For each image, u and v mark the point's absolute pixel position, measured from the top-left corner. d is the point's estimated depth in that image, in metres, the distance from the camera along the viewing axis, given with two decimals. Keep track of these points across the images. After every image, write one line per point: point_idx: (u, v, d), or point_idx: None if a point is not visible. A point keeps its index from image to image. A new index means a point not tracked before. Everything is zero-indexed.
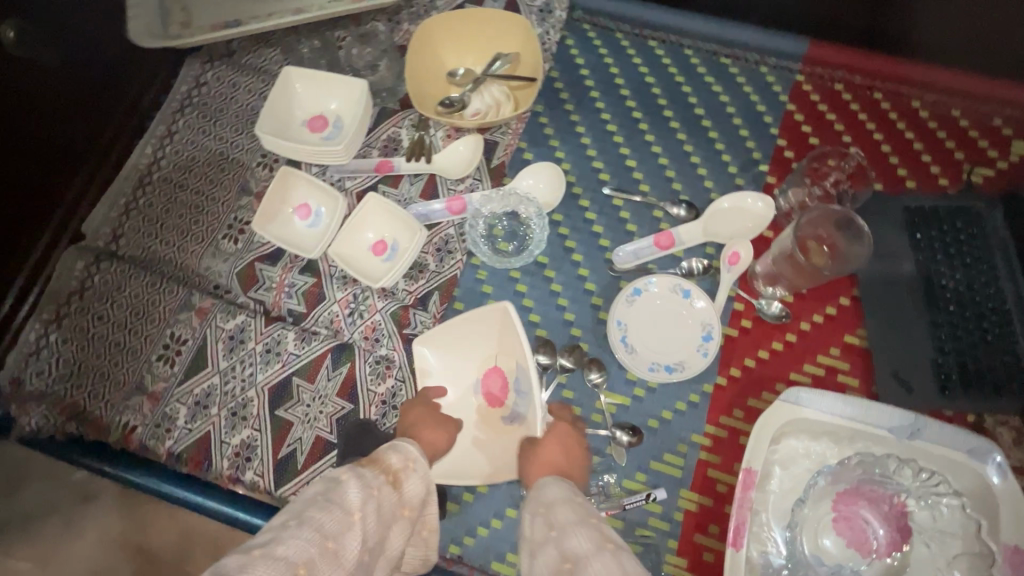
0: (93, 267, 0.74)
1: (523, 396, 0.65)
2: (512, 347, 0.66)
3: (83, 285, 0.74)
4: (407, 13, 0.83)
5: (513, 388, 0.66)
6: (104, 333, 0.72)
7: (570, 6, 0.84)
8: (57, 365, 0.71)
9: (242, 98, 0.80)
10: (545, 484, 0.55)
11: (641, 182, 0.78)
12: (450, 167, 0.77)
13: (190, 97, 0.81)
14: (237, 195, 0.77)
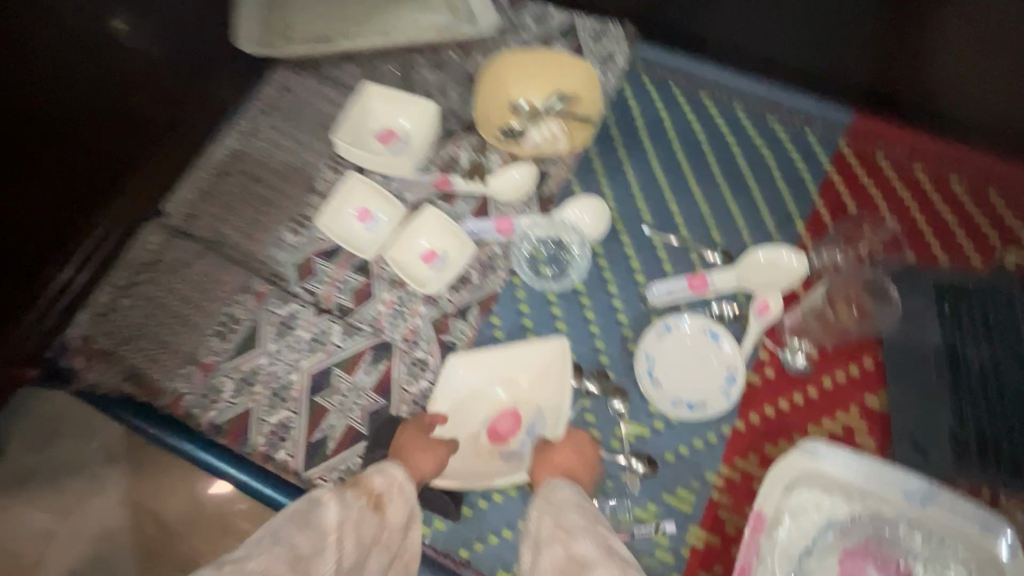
0: (168, 242, 0.81)
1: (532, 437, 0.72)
2: (545, 391, 0.73)
3: (156, 258, 0.80)
4: (478, 45, 0.90)
5: (525, 429, 0.72)
6: (168, 304, 0.78)
7: (631, 54, 0.90)
8: (122, 328, 0.77)
9: (319, 105, 0.87)
10: (557, 485, 0.60)
11: (680, 226, 0.82)
12: (502, 189, 0.82)
13: (272, 97, 0.88)
14: (304, 192, 0.83)
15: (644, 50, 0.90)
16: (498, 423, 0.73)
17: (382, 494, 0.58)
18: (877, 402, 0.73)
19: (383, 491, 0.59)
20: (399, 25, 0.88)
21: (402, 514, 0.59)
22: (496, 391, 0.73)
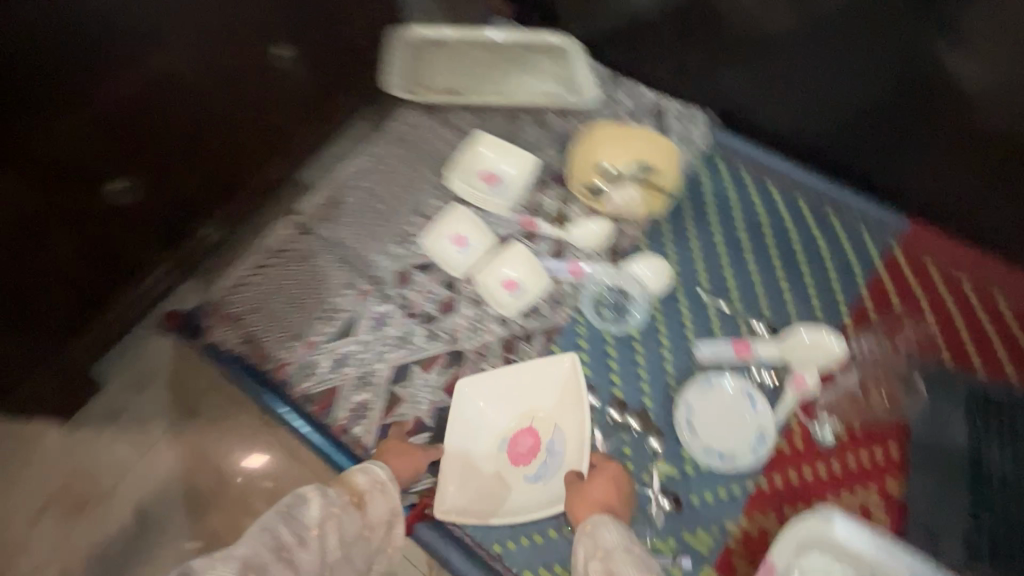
0: (295, 235, 0.96)
1: (557, 455, 0.82)
2: (561, 408, 0.84)
3: (283, 246, 0.95)
4: (577, 112, 1.04)
5: (546, 447, 0.83)
6: (287, 286, 0.93)
7: (710, 138, 1.01)
8: (247, 299, 0.92)
9: (437, 143, 1.03)
10: (598, 524, 0.69)
11: (732, 295, 0.91)
12: (579, 237, 0.94)
13: (399, 131, 1.04)
14: (411, 213, 0.98)
15: (723, 136, 1.01)
16: (516, 448, 0.83)
17: (361, 492, 0.71)
18: (896, 487, 0.78)
19: (364, 488, 0.72)
20: (518, 88, 1.04)
21: (382, 512, 0.72)
22: (513, 413, 0.84)
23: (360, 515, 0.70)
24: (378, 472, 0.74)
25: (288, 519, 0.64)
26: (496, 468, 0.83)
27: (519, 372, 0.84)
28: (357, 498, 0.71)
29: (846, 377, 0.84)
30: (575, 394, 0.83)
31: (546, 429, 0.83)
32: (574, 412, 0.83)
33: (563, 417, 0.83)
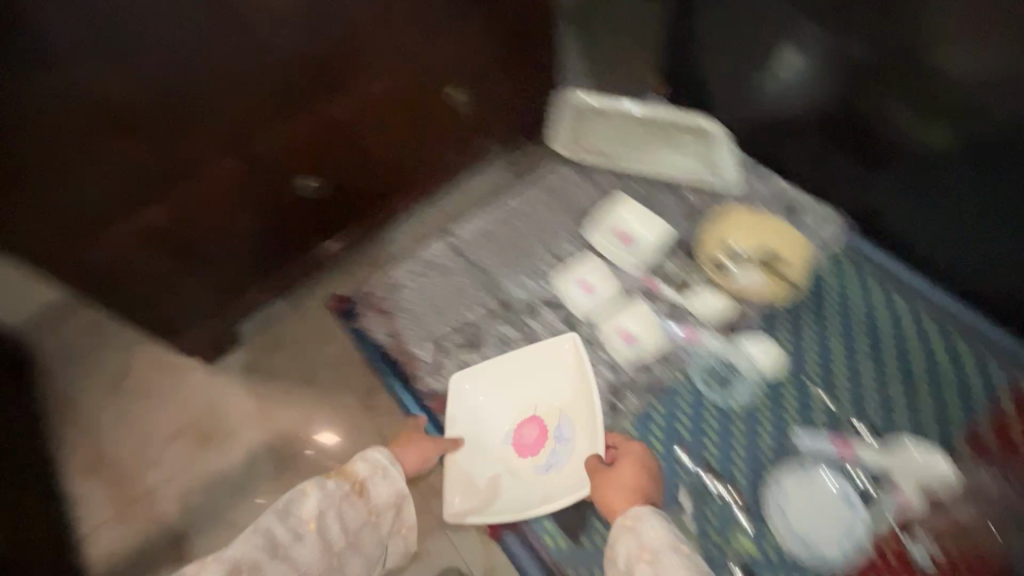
0: (445, 252, 1.11)
1: (564, 439, 0.96)
2: (558, 388, 0.98)
3: (433, 260, 1.11)
4: (712, 190, 1.13)
5: (552, 433, 0.97)
6: (430, 295, 1.08)
7: (842, 239, 1.05)
8: (396, 298, 1.08)
9: (579, 194, 1.14)
10: (639, 519, 0.77)
11: (841, 393, 0.93)
12: (698, 306, 1.01)
13: (548, 178, 1.17)
14: (546, 252, 1.10)
15: (855, 240, 1.05)
16: (521, 440, 0.99)
17: (361, 482, 0.86)
18: None
19: (365, 475, 0.86)
20: (664, 163, 1.14)
21: (383, 494, 0.86)
22: (515, 403, 1.00)
23: (362, 500, 0.85)
24: (380, 460, 0.88)
25: (283, 517, 0.80)
26: (502, 459, 0.98)
27: (517, 356, 0.99)
28: (356, 488, 0.85)
29: (955, 506, 0.84)
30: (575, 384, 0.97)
31: (551, 415, 0.98)
32: (584, 390, 0.96)
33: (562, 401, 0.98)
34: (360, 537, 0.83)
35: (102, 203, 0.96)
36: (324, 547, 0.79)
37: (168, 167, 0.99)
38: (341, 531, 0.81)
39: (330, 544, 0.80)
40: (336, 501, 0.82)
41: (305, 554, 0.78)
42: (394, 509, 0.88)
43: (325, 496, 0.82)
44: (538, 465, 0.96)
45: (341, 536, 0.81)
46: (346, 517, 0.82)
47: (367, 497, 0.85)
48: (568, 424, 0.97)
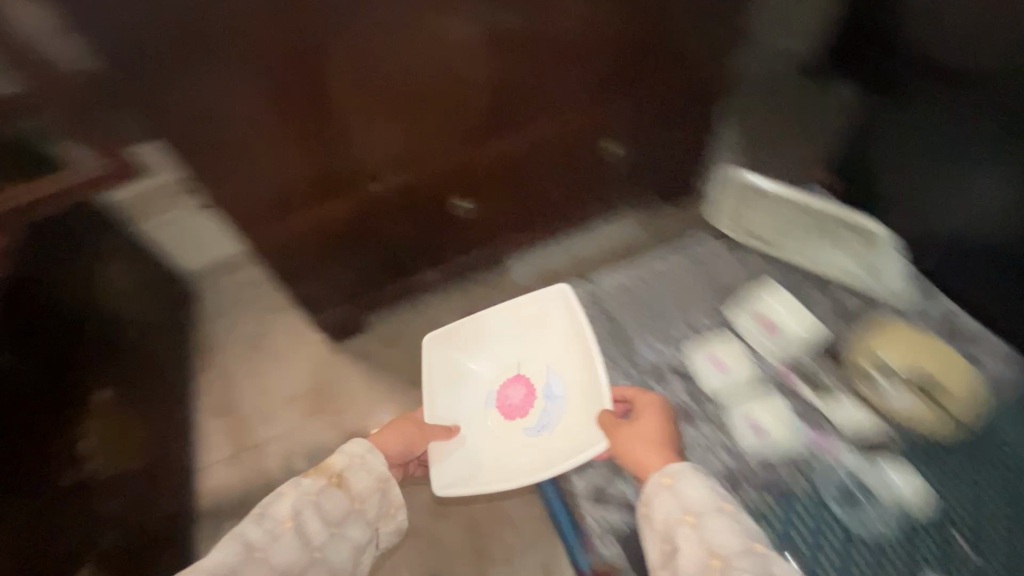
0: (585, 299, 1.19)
1: (554, 401, 1.16)
2: (549, 351, 1.19)
3: (571, 304, 1.19)
4: (871, 296, 1.12)
5: (540, 395, 1.18)
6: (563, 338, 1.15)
7: (1014, 390, 1.02)
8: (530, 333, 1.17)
9: (719, 273, 1.18)
10: (677, 480, 0.84)
11: (987, 548, 0.92)
12: (837, 416, 1.03)
13: (693, 248, 1.21)
14: (680, 322, 1.14)
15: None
16: (508, 402, 1.21)
17: (339, 473, 0.93)
18: None
19: (339, 469, 0.93)
20: (821, 258, 1.15)
21: (359, 484, 0.94)
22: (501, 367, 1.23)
23: (336, 492, 0.91)
24: (359, 449, 0.97)
25: (259, 519, 0.84)
26: (491, 421, 1.19)
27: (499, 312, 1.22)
28: (329, 482, 0.91)
29: None
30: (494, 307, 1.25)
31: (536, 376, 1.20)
32: (578, 349, 1.16)
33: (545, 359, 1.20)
34: (337, 526, 0.89)
35: (281, 182, 1.15)
36: (301, 542, 0.84)
37: (336, 158, 1.17)
38: (319, 523, 0.87)
39: (307, 539, 0.85)
40: (310, 496, 0.88)
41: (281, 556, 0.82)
42: (374, 498, 0.95)
43: (299, 494, 0.87)
44: (527, 423, 1.17)
45: (320, 526, 0.87)
46: (322, 507, 0.88)
47: (341, 491, 0.91)
48: (555, 383, 1.18)
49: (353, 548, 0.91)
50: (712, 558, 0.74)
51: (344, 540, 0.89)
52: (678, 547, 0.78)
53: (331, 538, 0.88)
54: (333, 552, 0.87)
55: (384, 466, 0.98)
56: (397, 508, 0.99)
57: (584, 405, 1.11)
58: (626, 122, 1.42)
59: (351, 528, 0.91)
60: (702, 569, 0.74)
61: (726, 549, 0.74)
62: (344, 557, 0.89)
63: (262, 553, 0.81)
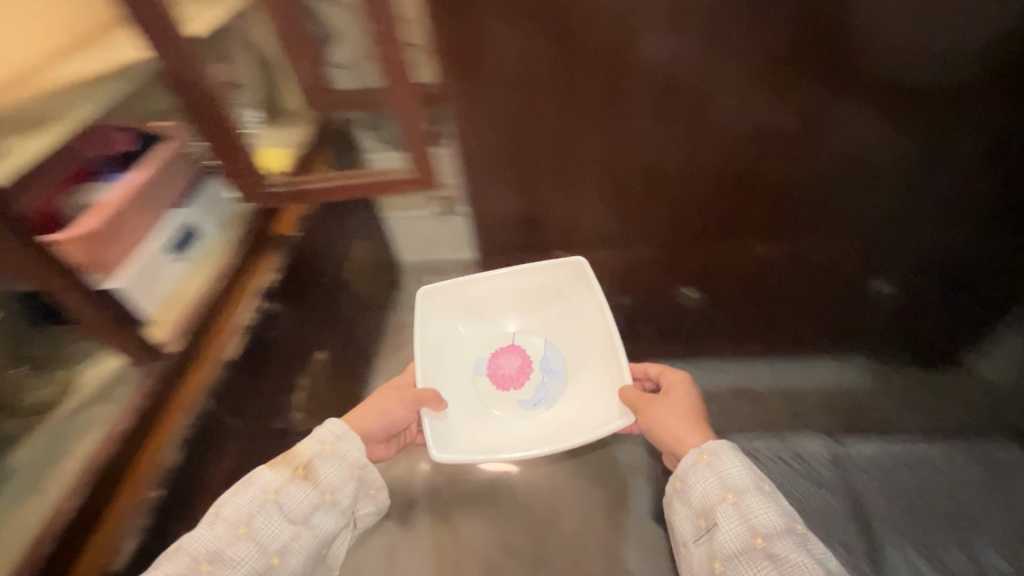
0: (834, 460, 1.20)
1: (554, 373, 1.15)
2: (552, 326, 1.20)
3: (823, 457, 1.21)
4: None
5: (538, 366, 1.16)
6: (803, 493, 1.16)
7: None
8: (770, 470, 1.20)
9: (990, 501, 1.13)
10: (716, 458, 0.84)
11: None
12: None
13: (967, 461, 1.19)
14: (941, 537, 1.09)
15: None
16: (500, 371, 1.16)
17: (307, 465, 0.84)
18: None
19: (304, 462, 0.84)
20: None
21: (329, 478, 0.85)
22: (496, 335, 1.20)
23: (303, 486, 0.82)
24: (328, 436, 0.87)
25: (212, 521, 0.75)
26: (481, 389, 1.14)
27: (512, 279, 1.19)
28: (295, 476, 0.82)
29: None
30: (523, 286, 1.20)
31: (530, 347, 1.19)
32: (588, 326, 1.16)
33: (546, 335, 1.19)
34: (305, 522, 0.81)
35: (520, 189, 1.18)
36: (264, 547, 0.76)
37: (578, 185, 1.16)
38: (285, 528, 0.79)
39: (274, 541, 0.77)
40: (272, 497, 0.79)
41: (234, 567, 0.73)
42: (345, 486, 0.88)
43: (258, 493, 0.78)
44: (523, 394, 1.14)
45: (287, 527, 0.79)
46: (285, 503, 0.80)
47: (309, 487, 0.83)
48: (553, 355, 1.17)
49: (323, 542, 0.84)
50: (755, 538, 0.75)
51: (313, 535, 0.82)
52: (717, 525, 0.79)
53: (299, 539, 0.80)
54: (300, 549, 0.80)
55: (357, 457, 0.89)
56: (373, 488, 0.94)
57: (592, 382, 1.11)
58: (906, 259, 1.22)
59: (322, 517, 0.84)
60: (745, 547, 0.75)
61: (766, 526, 0.75)
62: (313, 552, 0.82)
63: (217, 563, 0.72)
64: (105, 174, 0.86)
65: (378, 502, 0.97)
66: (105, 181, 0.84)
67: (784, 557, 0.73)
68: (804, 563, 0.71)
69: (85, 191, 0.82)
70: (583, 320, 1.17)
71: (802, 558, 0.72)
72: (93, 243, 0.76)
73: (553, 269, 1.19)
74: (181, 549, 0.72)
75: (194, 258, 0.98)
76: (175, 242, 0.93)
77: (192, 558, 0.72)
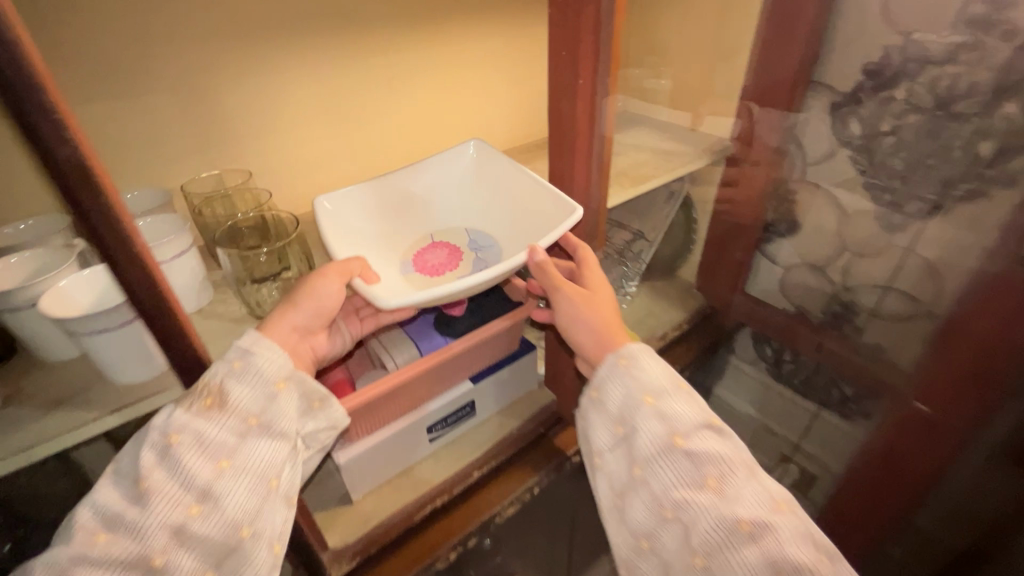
0: None
1: (490, 244, 0.67)
2: (477, 202, 0.71)
3: None
4: None
5: (469, 248, 0.68)
6: None
7: None
8: None
9: None
10: (639, 360, 0.57)
11: None
12: None
13: None
14: None
15: None
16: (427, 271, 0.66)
17: (217, 391, 0.47)
18: None
19: (212, 389, 0.47)
20: None
21: (247, 404, 0.48)
22: (408, 231, 0.69)
23: (216, 423, 0.47)
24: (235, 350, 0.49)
25: (104, 491, 0.45)
26: (411, 286, 0.63)
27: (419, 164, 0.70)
28: (200, 409, 0.46)
29: None
30: (433, 179, 0.71)
31: (458, 234, 0.70)
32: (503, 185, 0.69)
33: (470, 213, 0.71)
34: (233, 459, 0.47)
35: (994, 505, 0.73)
36: (173, 506, 0.45)
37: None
38: (193, 483, 0.45)
39: (185, 494, 0.45)
40: (170, 444, 0.45)
41: (132, 553, 0.43)
42: (281, 406, 0.50)
43: (154, 437, 0.46)
44: (471, 271, 0.65)
45: (201, 478, 0.46)
46: (199, 446, 0.46)
47: (222, 421, 0.47)
48: (480, 232, 0.69)
49: (269, 487, 0.49)
50: (675, 442, 0.52)
51: (247, 479, 0.48)
52: (641, 443, 0.54)
53: (231, 491, 0.47)
54: (235, 504, 0.47)
55: (280, 365, 0.50)
56: (319, 400, 0.54)
57: (532, 233, 0.63)
58: None
59: (255, 455, 0.48)
60: (662, 450, 0.52)
61: (690, 425, 0.53)
62: (256, 509, 0.47)
63: (109, 550, 0.43)
64: (426, 324, 0.68)
65: (332, 414, 0.54)
66: (417, 339, 0.66)
67: (704, 457, 0.52)
68: (734, 467, 0.52)
69: (394, 339, 0.67)
70: (503, 197, 0.68)
71: (731, 459, 0.52)
72: (349, 414, 0.60)
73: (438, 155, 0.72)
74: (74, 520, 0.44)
75: (447, 440, 0.75)
76: (441, 418, 0.72)
77: (75, 549, 0.43)
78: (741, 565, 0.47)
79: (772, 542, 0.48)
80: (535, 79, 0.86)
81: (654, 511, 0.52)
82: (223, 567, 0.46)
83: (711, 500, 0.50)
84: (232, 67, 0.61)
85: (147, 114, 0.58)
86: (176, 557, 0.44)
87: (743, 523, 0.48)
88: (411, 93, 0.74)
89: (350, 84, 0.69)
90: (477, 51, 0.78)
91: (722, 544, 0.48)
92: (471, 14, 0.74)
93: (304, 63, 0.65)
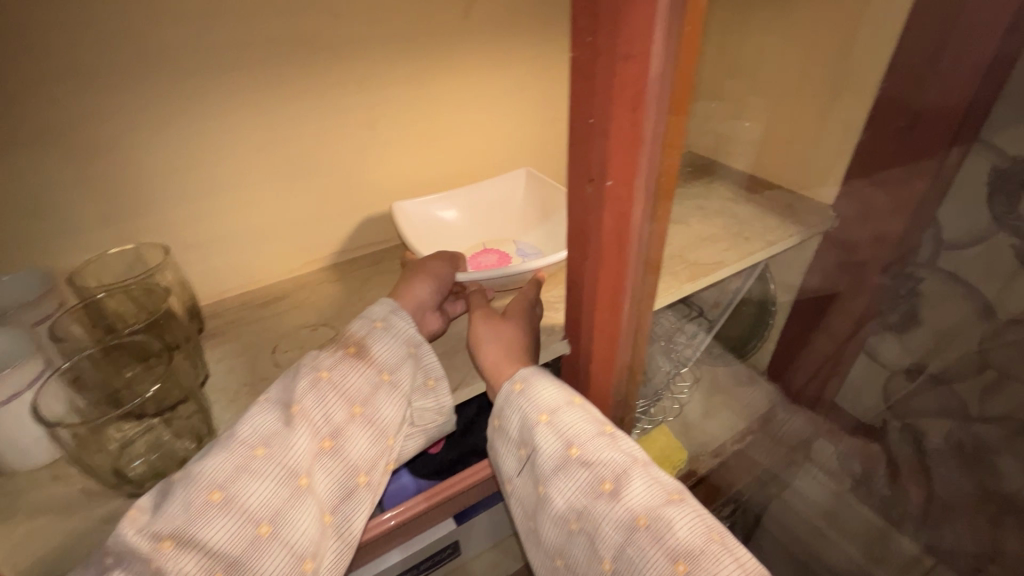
0: None
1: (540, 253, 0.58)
2: (528, 219, 0.63)
3: None
4: None
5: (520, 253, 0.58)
6: None
7: None
8: None
9: None
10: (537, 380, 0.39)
11: None
12: None
13: None
14: None
15: None
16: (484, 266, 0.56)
17: (359, 342, 0.39)
18: None
19: (355, 337, 0.40)
20: None
21: (385, 356, 0.39)
22: (466, 228, 0.60)
23: (356, 369, 0.38)
24: (376, 310, 0.42)
25: (257, 412, 0.35)
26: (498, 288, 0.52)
27: (493, 184, 0.62)
28: (345, 353, 0.38)
29: None
30: (498, 195, 0.63)
31: (505, 244, 0.60)
32: (548, 195, 0.61)
33: (522, 224, 0.62)
34: (367, 406, 0.37)
35: None
36: (313, 436, 0.35)
37: None
38: (331, 417, 0.36)
39: (324, 429, 0.35)
40: (321, 378, 0.36)
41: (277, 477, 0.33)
42: (411, 367, 0.40)
43: (311, 372, 0.37)
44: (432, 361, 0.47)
45: (337, 416, 0.36)
46: (342, 388, 0.37)
47: (361, 369, 0.38)
48: (530, 245, 0.60)
49: (387, 446, 0.38)
50: (569, 451, 0.36)
51: (374, 433, 0.37)
52: (533, 452, 0.37)
53: (358, 441, 0.36)
54: (361, 454, 0.36)
55: (414, 331, 0.42)
56: (437, 377, 0.41)
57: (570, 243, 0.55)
58: None
59: (388, 407, 0.38)
60: (564, 466, 0.36)
61: (595, 426, 0.37)
62: (376, 462, 0.37)
63: (260, 469, 0.32)
64: None
65: (441, 399, 0.41)
66: None
67: (608, 461, 0.35)
68: (639, 460, 0.36)
69: None
70: (554, 224, 0.59)
71: (636, 453, 0.36)
72: None
73: (508, 177, 0.63)
74: (229, 435, 0.33)
75: None
76: (415, 566, 0.54)
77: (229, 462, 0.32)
78: (647, 569, 0.31)
79: (677, 529, 0.32)
80: (558, 110, 0.66)
81: (553, 527, 0.36)
82: (335, 520, 0.35)
83: (623, 512, 0.33)
84: (127, 111, 0.44)
85: (21, 184, 0.42)
86: (314, 487, 0.34)
87: (640, 513, 0.32)
88: (385, 132, 0.56)
89: (301, 126, 0.52)
90: (476, 79, 0.58)
91: (626, 546, 0.32)
92: (466, 30, 0.55)
93: (233, 105, 0.48)
